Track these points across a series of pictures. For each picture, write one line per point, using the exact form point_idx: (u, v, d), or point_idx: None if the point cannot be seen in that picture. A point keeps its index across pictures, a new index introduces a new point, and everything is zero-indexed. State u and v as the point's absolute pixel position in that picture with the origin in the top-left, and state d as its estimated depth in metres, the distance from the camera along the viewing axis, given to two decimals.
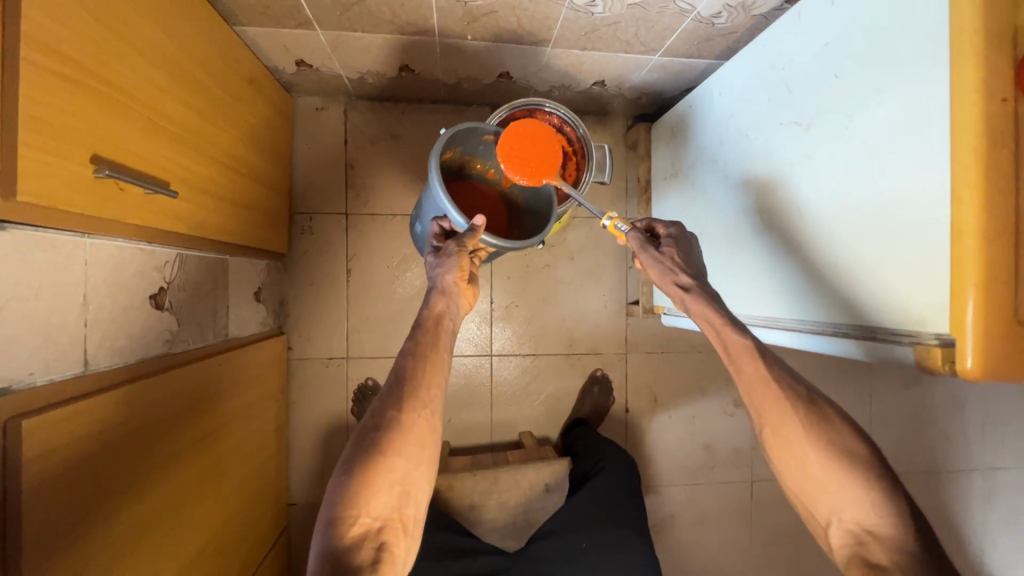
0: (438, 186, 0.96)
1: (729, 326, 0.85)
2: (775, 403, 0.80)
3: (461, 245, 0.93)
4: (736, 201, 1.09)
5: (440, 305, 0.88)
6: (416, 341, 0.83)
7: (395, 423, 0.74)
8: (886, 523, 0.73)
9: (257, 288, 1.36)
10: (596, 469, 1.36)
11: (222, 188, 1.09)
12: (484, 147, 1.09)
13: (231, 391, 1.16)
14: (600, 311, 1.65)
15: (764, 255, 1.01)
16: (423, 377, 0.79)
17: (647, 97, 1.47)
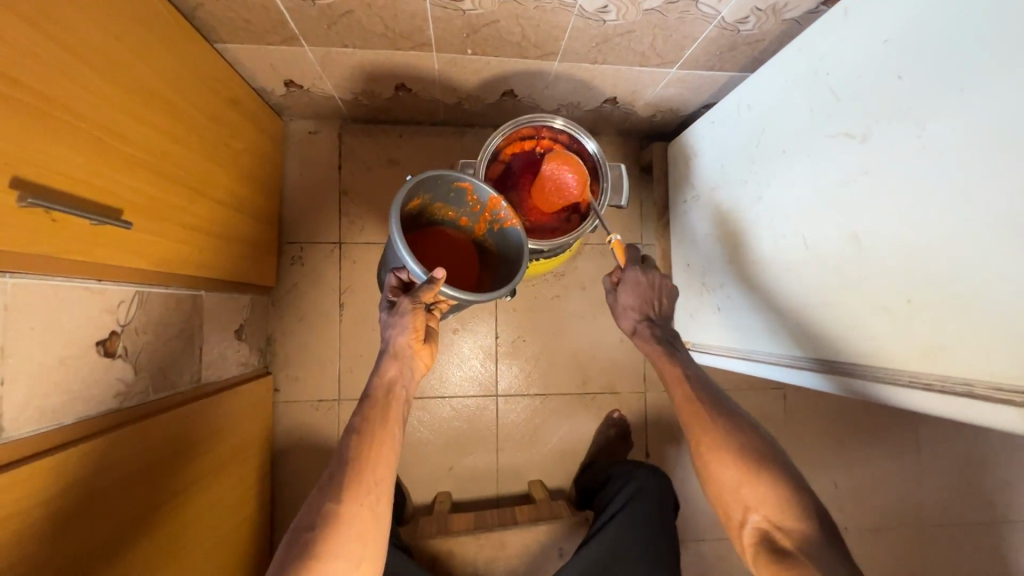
0: (396, 240, 0.87)
1: (665, 357, 1.06)
2: (694, 413, 0.98)
3: (416, 300, 0.89)
4: (767, 225, 0.95)
5: (392, 371, 0.89)
6: (364, 416, 0.84)
7: (332, 516, 0.73)
8: (795, 520, 0.85)
9: (237, 325, 1.23)
10: (619, 505, 1.18)
11: (197, 218, 0.98)
12: (455, 195, 0.97)
13: (209, 445, 1.03)
14: (615, 346, 1.51)
15: (805, 290, 0.86)
16: (369, 457, 0.79)
17: (662, 115, 1.36)
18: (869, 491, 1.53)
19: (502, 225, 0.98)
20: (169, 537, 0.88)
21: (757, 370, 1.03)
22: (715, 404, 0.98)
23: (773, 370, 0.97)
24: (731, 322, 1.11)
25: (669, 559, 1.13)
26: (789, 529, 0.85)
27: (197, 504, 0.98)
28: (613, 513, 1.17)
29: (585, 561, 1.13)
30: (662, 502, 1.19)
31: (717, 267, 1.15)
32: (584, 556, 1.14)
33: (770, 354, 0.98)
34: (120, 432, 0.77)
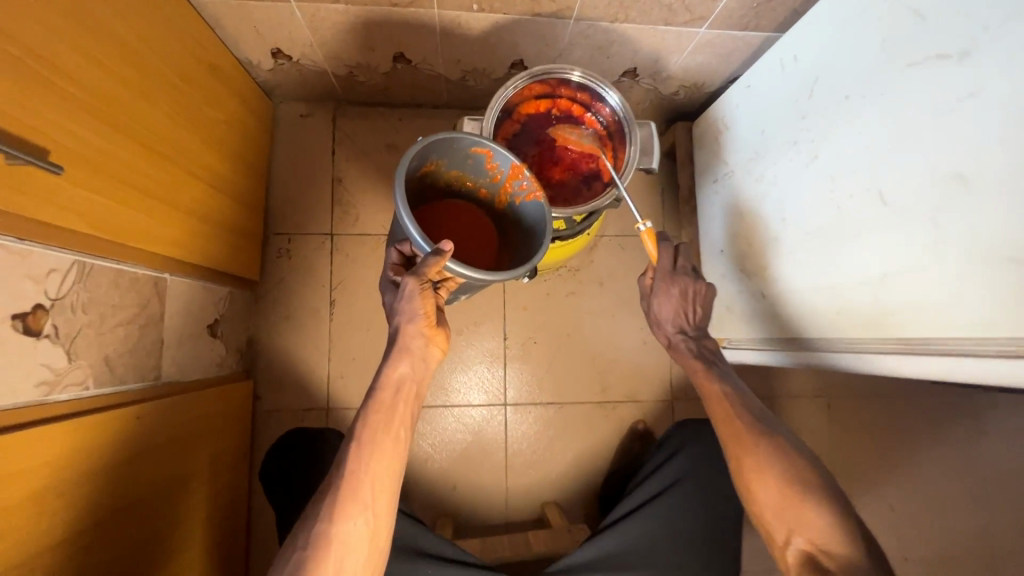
0: (400, 209, 0.72)
1: (709, 374, 0.88)
2: (734, 431, 0.83)
3: (421, 276, 0.71)
4: (826, 187, 0.80)
5: (403, 366, 0.74)
6: (367, 422, 0.71)
7: (322, 538, 0.64)
8: (840, 541, 0.72)
9: (213, 319, 1.07)
10: (666, 481, 0.98)
11: (163, 188, 0.84)
12: (473, 162, 0.83)
13: (169, 456, 0.86)
14: (637, 349, 1.35)
15: (882, 259, 0.70)
16: (366, 471, 0.68)
17: (685, 92, 1.24)
18: (934, 515, 1.32)
19: (524, 197, 0.84)
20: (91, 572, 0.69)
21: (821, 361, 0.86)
22: (757, 426, 0.83)
23: (843, 358, 0.81)
24: (778, 308, 0.95)
25: (722, 542, 0.93)
26: (833, 552, 0.72)
27: (150, 527, 0.80)
28: (657, 491, 0.98)
29: (624, 540, 0.93)
30: (720, 476, 0.98)
31: (756, 248, 0.99)
32: (622, 534, 0.93)
33: (838, 341, 0.82)
34: (45, 427, 0.62)
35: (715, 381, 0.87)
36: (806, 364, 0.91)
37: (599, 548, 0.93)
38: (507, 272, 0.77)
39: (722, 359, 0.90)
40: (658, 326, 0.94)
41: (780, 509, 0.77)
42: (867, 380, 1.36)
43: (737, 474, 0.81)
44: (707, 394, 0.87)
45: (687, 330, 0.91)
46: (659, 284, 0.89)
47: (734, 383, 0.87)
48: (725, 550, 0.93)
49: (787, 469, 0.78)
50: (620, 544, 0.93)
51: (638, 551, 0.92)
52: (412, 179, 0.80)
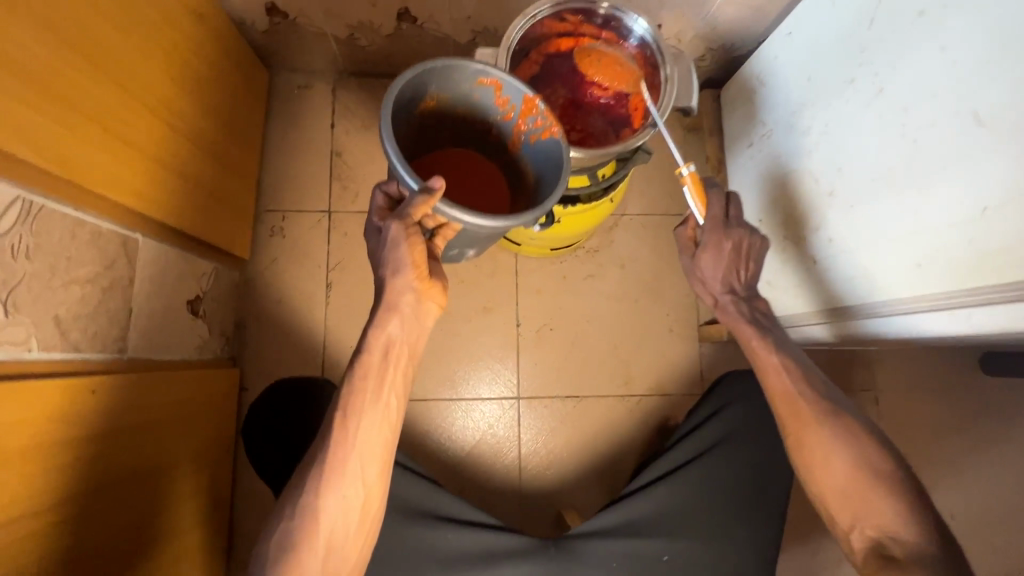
0: (384, 143, 0.62)
1: (765, 345, 0.76)
2: (792, 404, 0.73)
3: (405, 220, 0.61)
4: (898, 121, 0.68)
5: (392, 325, 0.64)
6: (351, 386, 0.63)
7: (307, 512, 0.58)
8: (910, 526, 0.65)
9: (193, 296, 0.96)
10: (704, 443, 0.85)
11: (139, 135, 0.74)
12: (479, 97, 0.74)
13: (139, 443, 0.75)
14: (664, 337, 1.22)
15: (976, 191, 0.58)
16: (354, 438, 0.61)
17: (712, 56, 1.13)
18: (1004, 528, 1.16)
19: (539, 136, 0.73)
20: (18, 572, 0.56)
21: (891, 329, 0.73)
22: (822, 400, 0.73)
23: (920, 322, 0.68)
24: (833, 273, 0.82)
25: (769, 509, 0.81)
26: (901, 538, 0.64)
27: (109, 522, 0.69)
28: (694, 453, 0.85)
29: (654, 506, 0.82)
30: (769, 440, 0.84)
31: (806, 208, 0.87)
32: (651, 500, 0.82)
33: (909, 302, 0.68)
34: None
35: (770, 350, 0.76)
36: (872, 335, 0.78)
37: (625, 515, 0.82)
38: (517, 215, 0.67)
39: (774, 320, 0.78)
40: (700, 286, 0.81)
41: (847, 491, 0.68)
42: (926, 376, 1.21)
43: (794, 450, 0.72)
44: (759, 364, 0.76)
45: (735, 292, 0.79)
46: (711, 238, 0.75)
47: (789, 352, 0.75)
48: (772, 519, 0.81)
49: (855, 456, 0.69)
50: (650, 509, 0.82)
51: (670, 518, 0.81)
52: (411, 119, 0.73)
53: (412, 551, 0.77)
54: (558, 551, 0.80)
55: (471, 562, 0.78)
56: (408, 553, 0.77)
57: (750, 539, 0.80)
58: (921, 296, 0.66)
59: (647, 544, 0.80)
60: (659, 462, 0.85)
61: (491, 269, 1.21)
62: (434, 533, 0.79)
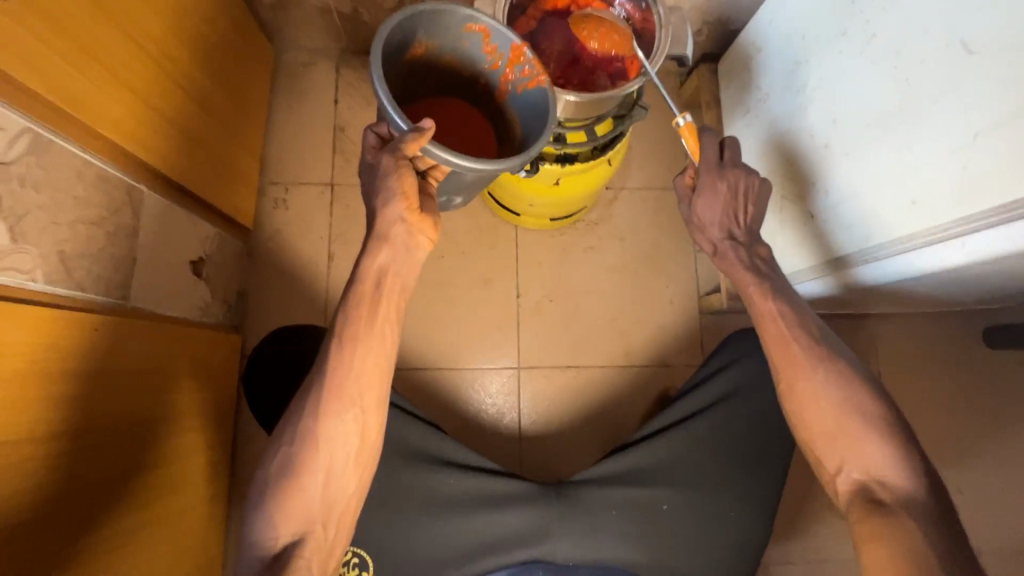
0: (376, 81, 0.63)
1: (763, 293, 0.76)
2: (795, 355, 0.72)
3: (398, 154, 0.63)
4: (891, 63, 0.69)
5: (383, 255, 0.67)
6: (347, 316, 0.66)
7: (310, 431, 0.62)
8: (899, 471, 0.65)
9: (195, 257, 0.96)
10: (715, 394, 0.85)
11: (142, 82, 0.76)
12: (467, 46, 0.78)
13: (130, 389, 0.76)
14: (666, 308, 1.21)
15: (968, 118, 0.59)
16: (353, 366, 0.65)
17: (708, 30, 1.13)
18: (1008, 502, 1.15)
19: (526, 85, 0.77)
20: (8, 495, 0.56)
21: (890, 271, 0.74)
22: (817, 344, 0.72)
23: (916, 259, 0.69)
24: (831, 223, 0.83)
25: (772, 460, 0.82)
26: (890, 482, 0.64)
27: (91, 462, 0.68)
28: (703, 404, 0.85)
29: (660, 454, 0.83)
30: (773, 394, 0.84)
31: (803, 163, 0.88)
32: (658, 448, 0.83)
33: (906, 240, 0.69)
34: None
35: (768, 298, 0.75)
36: (873, 281, 0.79)
37: (630, 462, 0.83)
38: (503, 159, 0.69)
39: (773, 270, 0.78)
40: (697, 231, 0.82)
41: (839, 435, 0.68)
42: (931, 350, 1.20)
43: (785, 395, 0.72)
44: (756, 315, 0.76)
45: (733, 237, 0.79)
46: (706, 178, 0.77)
47: (790, 300, 0.75)
48: (776, 470, 0.81)
49: (841, 396, 0.69)
50: (656, 456, 0.83)
51: (674, 467, 0.82)
52: (400, 65, 0.76)
53: (414, 492, 0.81)
54: (557, 496, 0.82)
55: (471, 504, 0.82)
56: (410, 493, 0.80)
57: (752, 489, 0.81)
58: (913, 234, 0.68)
59: (649, 491, 0.81)
60: (670, 412, 0.85)
61: (492, 242, 1.21)
62: (436, 477, 0.82)
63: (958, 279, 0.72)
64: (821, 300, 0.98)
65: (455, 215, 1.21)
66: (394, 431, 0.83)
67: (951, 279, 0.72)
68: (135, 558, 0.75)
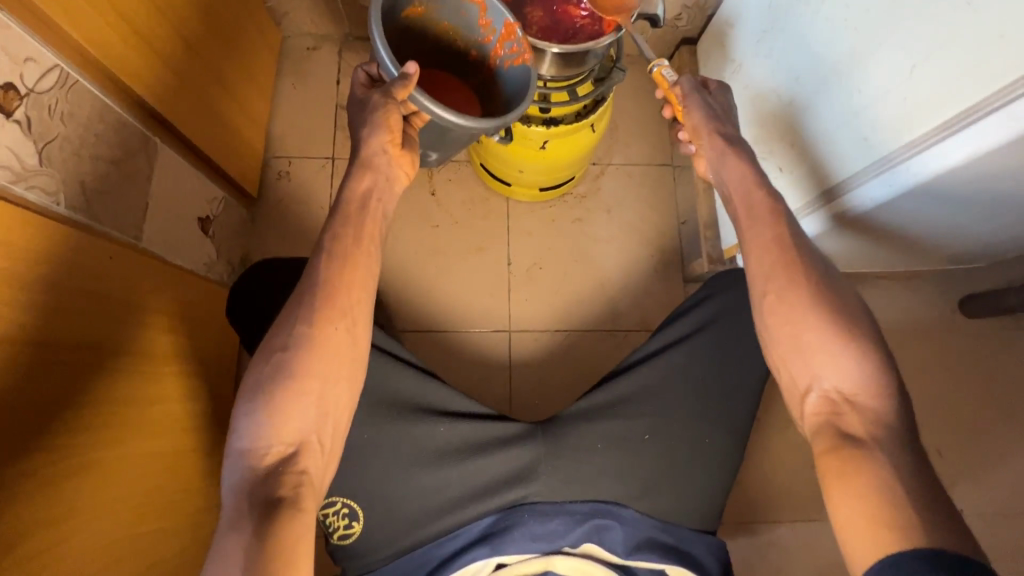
0: (373, 28, 0.72)
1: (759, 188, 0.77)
2: (786, 262, 0.72)
3: (388, 96, 0.73)
4: (837, 18, 0.77)
5: (366, 181, 0.74)
6: (333, 236, 0.70)
7: (304, 339, 0.64)
8: (871, 393, 0.64)
9: (203, 215, 1.02)
10: (691, 327, 0.86)
11: (160, 41, 0.83)
12: (465, 16, 0.85)
13: (132, 320, 0.80)
14: (651, 276, 1.25)
15: (909, 48, 0.66)
16: (342, 280, 0.68)
17: (688, 15, 1.19)
18: (987, 463, 1.18)
19: (513, 61, 0.85)
20: (10, 390, 0.61)
21: (875, 194, 0.75)
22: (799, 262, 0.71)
23: (900, 174, 0.70)
24: (818, 161, 0.85)
25: (746, 390, 0.83)
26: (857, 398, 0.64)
27: (98, 382, 0.73)
28: (680, 337, 0.86)
29: (637, 388, 0.84)
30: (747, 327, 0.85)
31: (780, 116, 0.93)
32: (637, 380, 0.84)
33: (886, 159, 0.72)
34: (17, 208, 0.61)
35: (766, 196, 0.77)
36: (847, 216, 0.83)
37: (609, 394, 0.84)
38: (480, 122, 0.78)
39: None
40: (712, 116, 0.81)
41: (813, 356, 0.67)
42: (910, 317, 1.24)
43: (763, 309, 0.72)
44: (752, 241, 0.75)
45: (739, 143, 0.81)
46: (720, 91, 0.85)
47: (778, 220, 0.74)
48: (750, 399, 0.83)
49: (820, 315, 0.68)
50: (634, 388, 0.84)
51: (652, 397, 0.83)
52: (398, 21, 0.84)
53: (405, 442, 0.78)
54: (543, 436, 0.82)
55: (462, 453, 0.80)
56: (401, 445, 0.78)
57: (726, 416, 0.82)
58: (878, 160, 0.73)
59: (628, 422, 0.82)
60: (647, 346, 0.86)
61: (484, 212, 1.26)
62: (427, 425, 0.80)
63: (942, 199, 0.73)
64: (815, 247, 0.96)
65: (449, 187, 1.27)
66: (381, 381, 0.80)
67: (935, 197, 0.73)
68: (129, 484, 0.79)
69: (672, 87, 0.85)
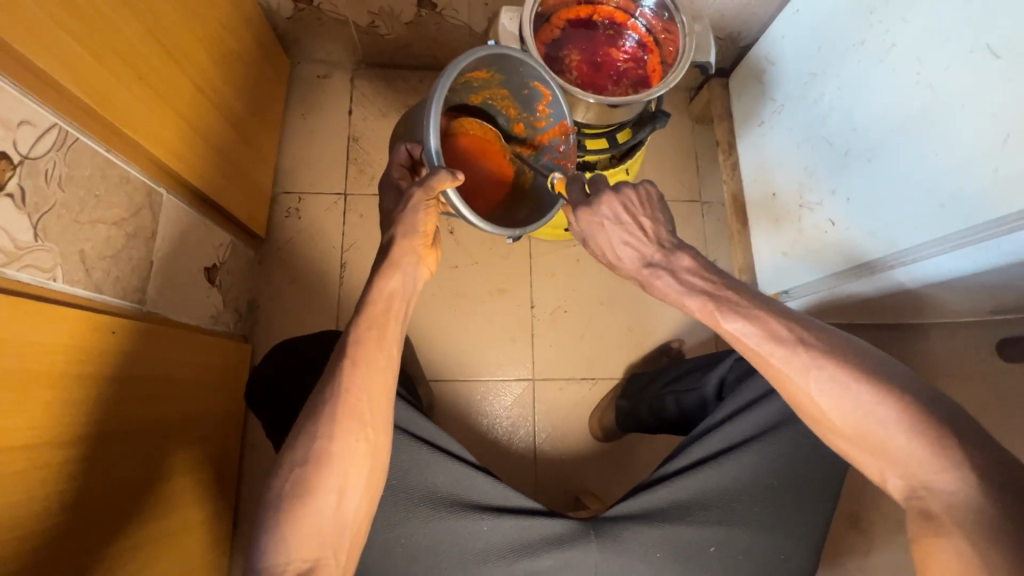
0: (430, 115, 0.64)
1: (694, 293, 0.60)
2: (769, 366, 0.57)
3: (419, 185, 0.63)
4: (908, 76, 0.71)
5: (394, 280, 0.64)
6: (354, 337, 0.61)
7: (323, 452, 0.57)
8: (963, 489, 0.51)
9: (210, 264, 0.95)
10: (766, 420, 0.71)
11: (166, 85, 0.75)
12: (527, 94, 0.77)
13: (148, 396, 0.73)
14: (680, 320, 1.19)
15: (1008, 112, 0.59)
16: (363, 384, 0.60)
17: (720, 47, 1.13)
18: None
19: (553, 159, 0.79)
20: (16, 505, 0.53)
21: (945, 269, 0.72)
22: (796, 334, 0.56)
23: (985, 250, 0.65)
24: (880, 222, 0.79)
25: (823, 495, 0.72)
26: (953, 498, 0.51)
27: (113, 469, 0.67)
28: (752, 430, 0.71)
29: (704, 486, 0.70)
30: None
31: (838, 164, 0.86)
32: (703, 481, 0.70)
33: (935, 242, 0.71)
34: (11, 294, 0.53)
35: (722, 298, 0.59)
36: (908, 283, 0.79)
37: (673, 496, 0.71)
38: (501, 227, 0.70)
39: None
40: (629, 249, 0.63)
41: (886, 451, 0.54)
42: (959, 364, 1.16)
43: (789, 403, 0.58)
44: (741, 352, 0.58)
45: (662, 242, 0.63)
46: (605, 201, 0.62)
47: (763, 325, 0.57)
48: (825, 504, 0.72)
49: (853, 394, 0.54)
50: (699, 490, 0.70)
51: (716, 504, 0.70)
52: (460, 78, 0.72)
53: (444, 542, 0.67)
54: (598, 535, 0.69)
55: (510, 553, 0.68)
56: (439, 544, 0.67)
57: (799, 527, 0.71)
58: (952, 235, 0.69)
59: (693, 530, 0.69)
60: (712, 437, 0.72)
61: (506, 252, 1.20)
62: (469, 528, 0.68)
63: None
64: (857, 297, 0.93)
65: (468, 226, 1.20)
66: (417, 471, 0.69)
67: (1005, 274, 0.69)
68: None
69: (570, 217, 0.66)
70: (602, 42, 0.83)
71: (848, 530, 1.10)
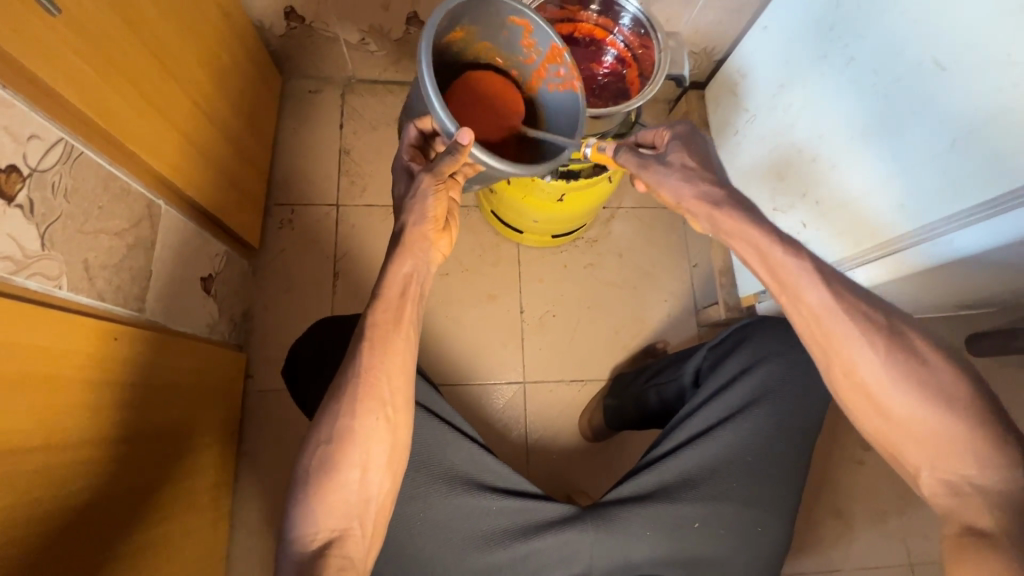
0: (426, 85, 0.65)
1: (777, 245, 0.57)
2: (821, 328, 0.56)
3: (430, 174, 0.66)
4: (866, 86, 0.77)
5: (410, 262, 0.66)
6: (373, 319, 0.64)
7: (344, 430, 0.59)
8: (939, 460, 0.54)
9: (205, 274, 0.96)
10: (744, 398, 0.76)
11: (167, 101, 0.79)
12: (508, 35, 0.78)
13: (150, 400, 0.75)
14: (663, 321, 1.24)
15: (956, 117, 0.65)
16: (383, 364, 0.62)
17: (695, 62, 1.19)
18: None
19: (559, 85, 0.79)
20: (19, 505, 0.54)
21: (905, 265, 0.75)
22: (862, 302, 0.56)
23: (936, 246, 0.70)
24: (846, 224, 0.84)
25: (800, 472, 0.75)
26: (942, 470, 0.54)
27: (116, 472, 0.68)
28: (730, 411, 0.75)
29: (687, 466, 0.74)
30: (811, 401, 0.76)
31: (807, 168, 0.91)
32: (686, 461, 0.74)
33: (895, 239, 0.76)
34: (16, 300, 0.55)
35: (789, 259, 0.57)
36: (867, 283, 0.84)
37: (658, 478, 0.74)
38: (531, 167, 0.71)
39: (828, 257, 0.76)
40: (686, 184, 0.62)
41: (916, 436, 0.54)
42: None
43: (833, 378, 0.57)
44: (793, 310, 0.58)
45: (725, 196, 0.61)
46: (680, 130, 0.69)
47: (832, 288, 0.56)
48: (798, 482, 0.75)
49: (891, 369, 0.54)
50: (683, 471, 0.74)
51: (703, 481, 0.73)
52: (439, 44, 0.76)
53: (456, 519, 0.69)
54: (592, 517, 0.72)
55: (516, 531, 0.70)
56: (452, 522, 0.69)
57: (779, 501, 0.74)
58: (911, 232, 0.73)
59: (681, 507, 0.72)
60: (693, 420, 0.75)
61: (495, 260, 1.23)
62: (479, 507, 0.70)
63: (993, 263, 0.71)
64: None
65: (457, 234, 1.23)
66: (438, 449, 0.72)
67: (961, 268, 0.74)
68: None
69: (621, 159, 0.70)
70: (584, 57, 0.89)
71: (829, 522, 1.13)
